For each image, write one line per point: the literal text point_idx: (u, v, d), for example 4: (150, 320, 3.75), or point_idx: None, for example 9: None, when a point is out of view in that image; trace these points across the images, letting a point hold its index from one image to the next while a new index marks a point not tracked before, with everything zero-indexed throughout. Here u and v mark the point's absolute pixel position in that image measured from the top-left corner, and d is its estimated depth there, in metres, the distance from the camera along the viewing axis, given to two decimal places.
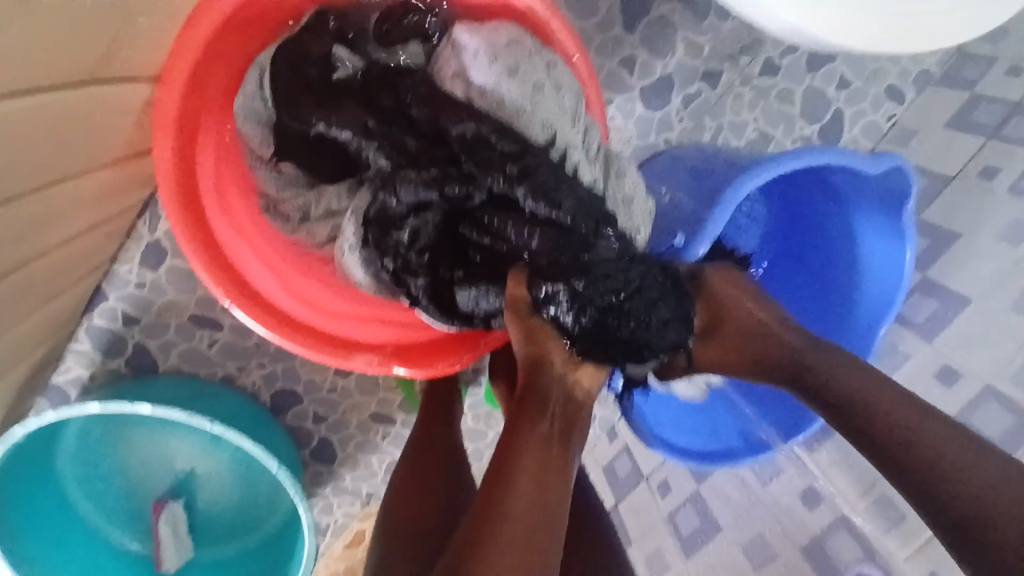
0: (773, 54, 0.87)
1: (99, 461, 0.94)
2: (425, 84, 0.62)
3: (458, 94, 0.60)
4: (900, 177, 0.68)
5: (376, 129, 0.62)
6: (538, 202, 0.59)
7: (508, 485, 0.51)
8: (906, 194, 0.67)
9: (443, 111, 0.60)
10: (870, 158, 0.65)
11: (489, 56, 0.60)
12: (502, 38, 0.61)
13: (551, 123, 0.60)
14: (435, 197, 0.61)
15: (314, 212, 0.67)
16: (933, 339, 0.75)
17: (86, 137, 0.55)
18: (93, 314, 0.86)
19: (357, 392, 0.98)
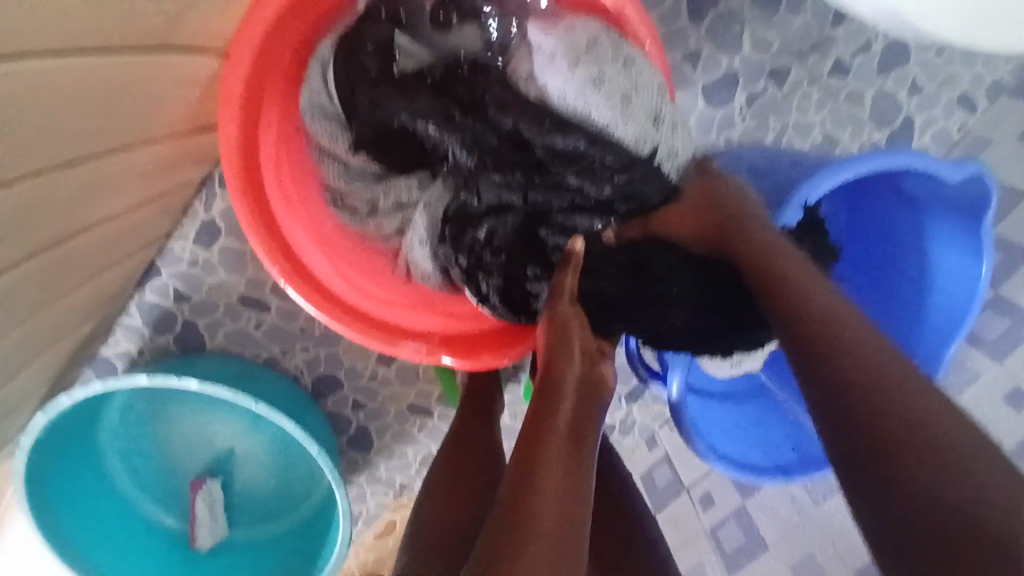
0: (844, 53, 0.83)
1: (140, 435, 0.96)
2: (500, 84, 0.61)
3: (530, 98, 0.59)
4: (978, 185, 0.63)
5: (459, 121, 0.62)
6: (629, 202, 0.62)
7: (537, 478, 0.44)
8: (986, 202, 0.63)
9: (516, 111, 0.59)
10: (950, 163, 0.61)
11: (568, 61, 0.58)
12: (580, 38, 0.59)
13: (642, 130, 0.59)
14: (517, 200, 0.64)
15: (383, 205, 0.71)
16: (1003, 359, 0.71)
17: (148, 102, 0.54)
18: (145, 290, 0.87)
19: (396, 381, 0.97)
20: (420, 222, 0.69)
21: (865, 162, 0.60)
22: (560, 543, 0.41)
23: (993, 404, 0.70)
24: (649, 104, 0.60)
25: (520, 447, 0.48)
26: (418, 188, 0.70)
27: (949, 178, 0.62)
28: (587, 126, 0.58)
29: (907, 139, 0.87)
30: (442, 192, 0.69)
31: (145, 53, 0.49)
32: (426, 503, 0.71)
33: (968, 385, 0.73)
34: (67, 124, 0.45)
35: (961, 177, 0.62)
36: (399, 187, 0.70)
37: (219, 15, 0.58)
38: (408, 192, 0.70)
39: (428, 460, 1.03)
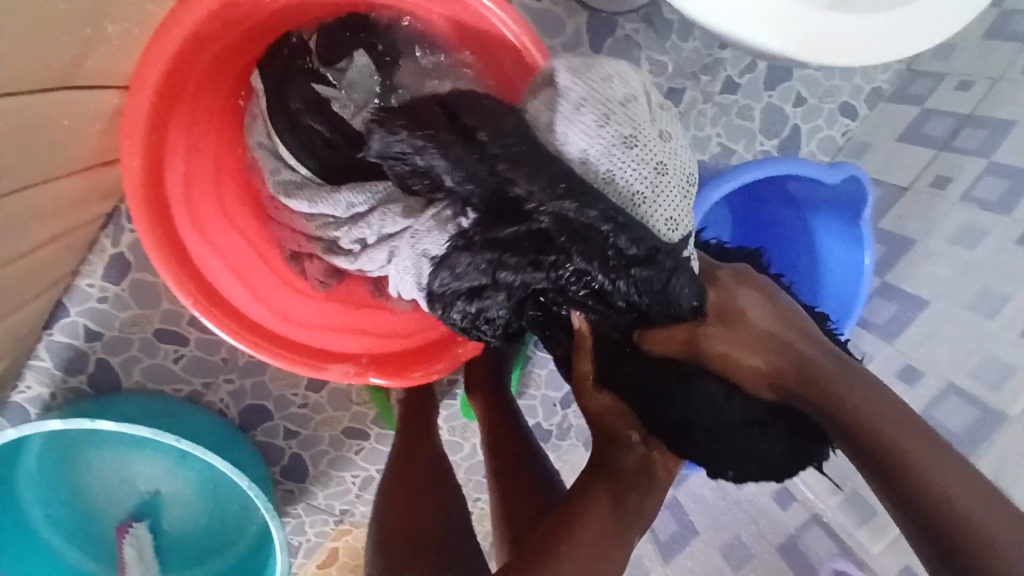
0: (733, 73, 0.89)
1: (58, 485, 0.90)
2: (515, 137, 0.52)
3: (547, 152, 0.52)
4: (855, 185, 0.70)
5: (453, 162, 0.53)
6: (640, 295, 0.51)
7: (571, 529, 0.51)
8: (863, 200, 0.70)
9: (531, 170, 0.51)
10: (826, 167, 0.67)
11: (595, 115, 0.51)
12: (616, 92, 0.52)
13: (669, 219, 0.52)
14: (493, 278, 0.54)
15: (333, 219, 0.68)
16: (893, 339, 0.78)
17: (50, 143, 0.53)
18: (54, 331, 0.83)
19: (328, 407, 0.96)
20: (408, 256, 0.63)
21: (750, 169, 0.66)
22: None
23: (889, 381, 0.76)
24: (680, 172, 0.54)
25: (558, 516, 0.53)
26: (404, 215, 0.62)
27: (828, 180, 0.68)
28: (605, 194, 0.50)
29: (795, 147, 0.94)
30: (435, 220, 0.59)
31: (46, 91, 0.48)
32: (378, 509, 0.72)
33: (864, 365, 0.80)
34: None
35: (839, 178, 0.68)
36: (384, 212, 0.64)
37: (123, 51, 0.57)
38: (392, 220, 0.63)
39: (367, 483, 1.02)
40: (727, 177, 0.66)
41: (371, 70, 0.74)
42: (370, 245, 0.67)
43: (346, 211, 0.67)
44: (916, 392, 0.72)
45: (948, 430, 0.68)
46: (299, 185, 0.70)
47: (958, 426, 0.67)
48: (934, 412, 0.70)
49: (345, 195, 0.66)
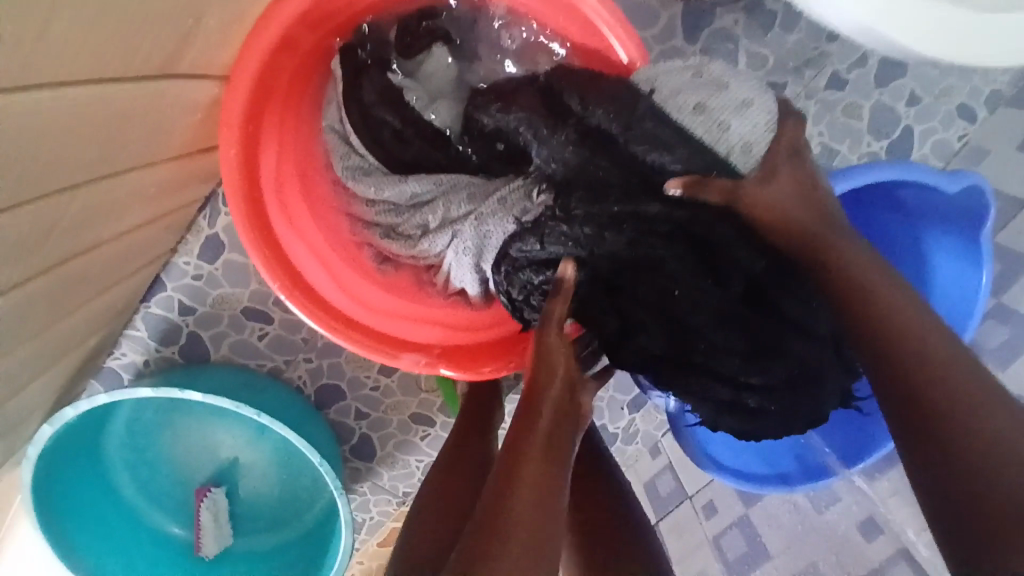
0: (841, 68, 0.83)
1: (147, 445, 0.97)
2: (651, 118, 0.58)
3: (700, 137, 0.56)
4: (978, 200, 0.64)
5: (572, 144, 0.61)
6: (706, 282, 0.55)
7: (511, 488, 0.46)
8: (984, 216, 0.63)
9: (673, 150, 0.56)
10: (946, 175, 0.62)
11: (767, 126, 0.56)
12: (758, 117, 0.56)
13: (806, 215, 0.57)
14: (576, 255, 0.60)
15: (404, 202, 0.72)
16: (1007, 365, 0.69)
17: (150, 130, 0.56)
18: (151, 303, 0.88)
19: (399, 392, 0.98)
20: (470, 237, 0.68)
21: (866, 176, 0.61)
22: (527, 552, 0.43)
23: None
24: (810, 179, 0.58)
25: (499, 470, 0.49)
26: (468, 203, 0.70)
27: (946, 189, 0.62)
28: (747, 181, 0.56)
29: (904, 150, 0.88)
30: (509, 202, 0.67)
31: (145, 80, 0.50)
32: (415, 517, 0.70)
33: None
34: (67, 157, 0.45)
35: (958, 188, 0.63)
36: (449, 199, 0.70)
37: (222, 42, 0.59)
38: (457, 206, 0.70)
39: (431, 469, 1.04)
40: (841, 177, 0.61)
41: (447, 57, 0.74)
42: (433, 229, 0.71)
43: (406, 198, 0.72)
44: None
45: None
46: (368, 172, 0.72)
47: None
48: None
49: (411, 184, 0.71)
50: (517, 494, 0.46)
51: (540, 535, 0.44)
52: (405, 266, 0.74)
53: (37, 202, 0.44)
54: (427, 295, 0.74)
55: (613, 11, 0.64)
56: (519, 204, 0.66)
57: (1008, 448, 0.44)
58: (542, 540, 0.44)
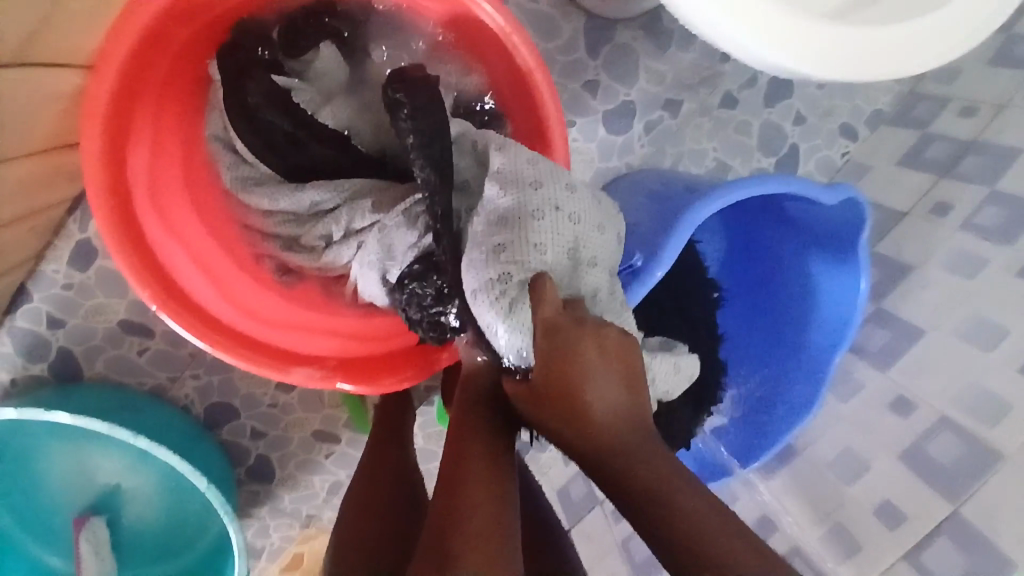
0: (733, 88, 0.87)
1: (15, 473, 0.86)
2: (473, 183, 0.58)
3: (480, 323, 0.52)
4: (854, 211, 0.67)
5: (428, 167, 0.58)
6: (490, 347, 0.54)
7: (461, 495, 0.45)
8: (860, 225, 0.67)
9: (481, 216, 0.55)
10: (824, 189, 0.65)
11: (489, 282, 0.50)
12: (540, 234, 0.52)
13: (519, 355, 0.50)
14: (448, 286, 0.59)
15: (303, 211, 0.67)
16: (887, 368, 0.76)
17: (11, 123, 0.50)
18: (17, 315, 0.79)
19: (299, 409, 0.93)
20: (375, 250, 0.63)
21: (748, 188, 0.63)
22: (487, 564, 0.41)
23: (878, 412, 0.74)
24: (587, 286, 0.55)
25: (443, 478, 0.47)
26: (373, 212, 0.64)
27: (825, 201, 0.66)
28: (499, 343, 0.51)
29: (793, 166, 0.92)
30: (414, 217, 0.61)
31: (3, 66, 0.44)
32: (342, 529, 0.67)
33: (854, 394, 0.78)
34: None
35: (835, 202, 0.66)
36: (353, 208, 0.64)
37: (86, 26, 0.54)
38: (361, 216, 0.64)
39: (337, 488, 0.99)
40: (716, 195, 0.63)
41: (337, 58, 0.71)
42: (337, 240, 0.66)
43: (305, 205, 0.66)
44: (908, 424, 0.70)
45: (937, 465, 0.66)
46: (260, 182, 0.68)
47: (948, 462, 0.65)
48: (925, 447, 0.67)
49: (313, 192, 0.66)
50: (465, 511, 0.44)
51: (497, 540, 0.42)
52: (311, 278, 0.70)
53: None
54: (328, 306, 0.70)
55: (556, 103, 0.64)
56: (422, 219, 0.61)
57: (667, 500, 0.44)
58: (501, 537, 0.43)
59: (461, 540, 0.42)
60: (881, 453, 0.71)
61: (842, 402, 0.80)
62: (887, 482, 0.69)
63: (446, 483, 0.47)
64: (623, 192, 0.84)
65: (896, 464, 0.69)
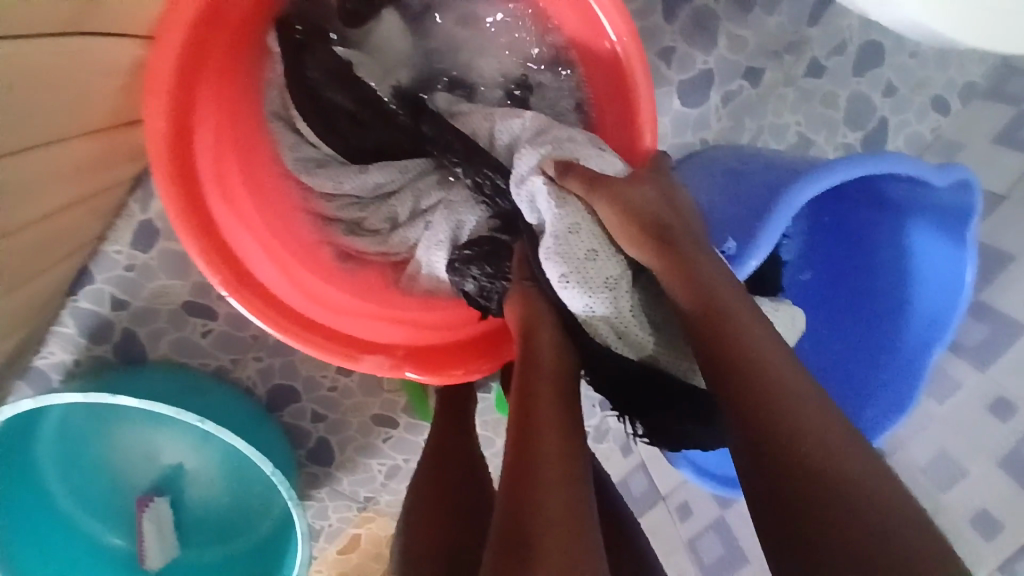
0: (819, 54, 0.81)
1: (82, 453, 0.89)
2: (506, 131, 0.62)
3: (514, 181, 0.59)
4: (964, 194, 0.62)
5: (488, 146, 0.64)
6: None
7: (534, 475, 0.43)
8: (969, 210, 0.62)
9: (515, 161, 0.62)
10: (939, 170, 0.59)
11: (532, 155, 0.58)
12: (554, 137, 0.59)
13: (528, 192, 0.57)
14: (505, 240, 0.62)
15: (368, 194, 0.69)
16: (985, 368, 0.70)
17: (67, 96, 0.48)
18: (79, 296, 0.79)
19: (358, 392, 0.92)
20: (441, 228, 0.65)
21: (851, 167, 0.57)
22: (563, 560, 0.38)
23: (978, 414, 0.68)
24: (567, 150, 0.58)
25: (508, 472, 0.44)
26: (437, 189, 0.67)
27: (936, 184, 0.60)
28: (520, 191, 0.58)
29: (878, 142, 0.86)
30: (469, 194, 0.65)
31: (56, 35, 0.42)
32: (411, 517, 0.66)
33: (949, 395, 0.72)
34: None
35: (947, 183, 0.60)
36: (414, 186, 0.67)
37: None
38: (427, 194, 0.67)
39: (395, 472, 0.98)
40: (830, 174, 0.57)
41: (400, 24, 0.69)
42: (401, 220, 0.68)
43: (370, 187, 0.68)
44: (1010, 429, 0.65)
45: None
46: (323, 163, 0.67)
47: None
48: None
49: (387, 169, 0.67)
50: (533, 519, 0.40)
51: (575, 529, 0.40)
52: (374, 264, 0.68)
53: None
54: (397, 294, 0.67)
55: (647, 85, 0.59)
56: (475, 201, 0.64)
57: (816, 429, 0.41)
58: (578, 531, 0.40)
59: (532, 537, 0.39)
60: (977, 458, 0.67)
61: (937, 403, 0.73)
62: (985, 488, 0.66)
63: (516, 473, 0.44)
64: (695, 173, 0.77)
65: (998, 472, 0.65)
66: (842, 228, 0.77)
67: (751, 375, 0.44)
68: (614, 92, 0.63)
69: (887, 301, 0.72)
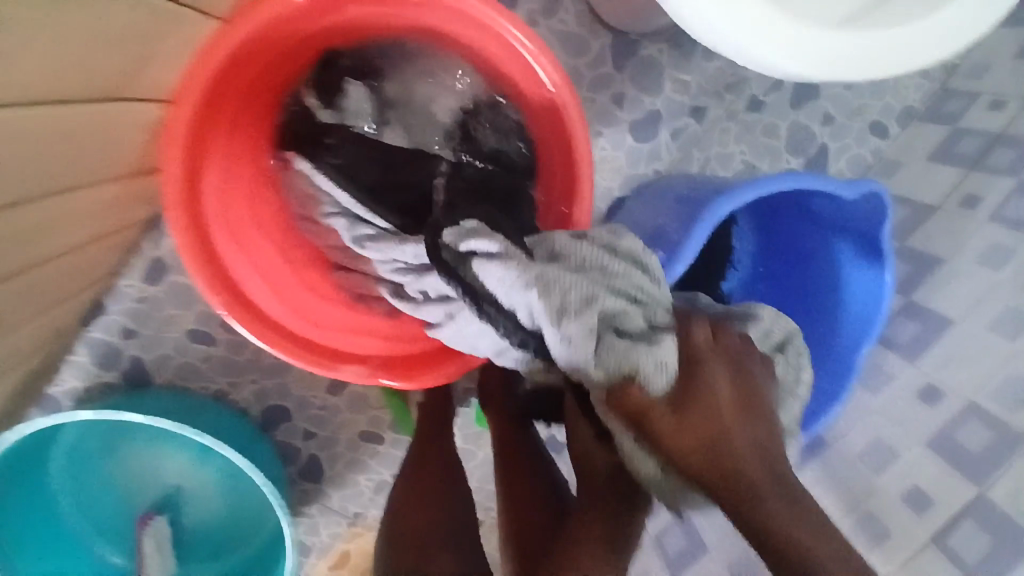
0: (758, 92, 0.91)
1: (89, 473, 0.94)
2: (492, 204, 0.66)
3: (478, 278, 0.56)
4: (875, 203, 0.72)
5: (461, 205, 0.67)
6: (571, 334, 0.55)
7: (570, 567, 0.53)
8: (882, 217, 0.72)
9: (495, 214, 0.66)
10: (846, 183, 0.69)
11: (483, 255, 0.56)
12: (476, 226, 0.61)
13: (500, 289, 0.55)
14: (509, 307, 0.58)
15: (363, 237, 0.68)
16: (915, 359, 0.78)
17: (97, 146, 0.56)
18: (94, 327, 0.86)
19: (348, 410, 0.99)
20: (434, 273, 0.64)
21: (760, 187, 0.69)
22: None
23: (909, 404, 0.76)
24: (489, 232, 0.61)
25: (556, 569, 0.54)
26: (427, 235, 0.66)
27: (847, 195, 0.70)
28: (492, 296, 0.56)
29: (822, 164, 0.95)
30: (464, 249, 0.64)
31: (93, 99, 0.51)
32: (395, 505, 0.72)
33: (883, 386, 0.81)
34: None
35: (856, 195, 0.70)
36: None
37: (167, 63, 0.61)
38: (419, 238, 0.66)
39: (382, 487, 1.04)
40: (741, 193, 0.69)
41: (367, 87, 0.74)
42: (432, 297, 0.63)
43: (409, 263, 0.65)
44: (937, 412, 0.73)
45: (966, 452, 0.69)
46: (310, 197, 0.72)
47: (975, 448, 0.68)
48: (954, 433, 0.70)
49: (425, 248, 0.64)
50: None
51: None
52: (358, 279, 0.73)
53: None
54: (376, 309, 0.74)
55: (586, 135, 0.68)
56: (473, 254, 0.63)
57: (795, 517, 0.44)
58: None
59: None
60: (912, 442, 0.74)
61: (872, 394, 0.82)
62: (917, 471, 0.72)
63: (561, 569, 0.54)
64: (653, 195, 0.87)
65: (925, 454, 0.72)
66: (788, 241, 0.87)
67: (733, 471, 0.46)
68: (551, 138, 0.71)
69: (823, 305, 0.81)
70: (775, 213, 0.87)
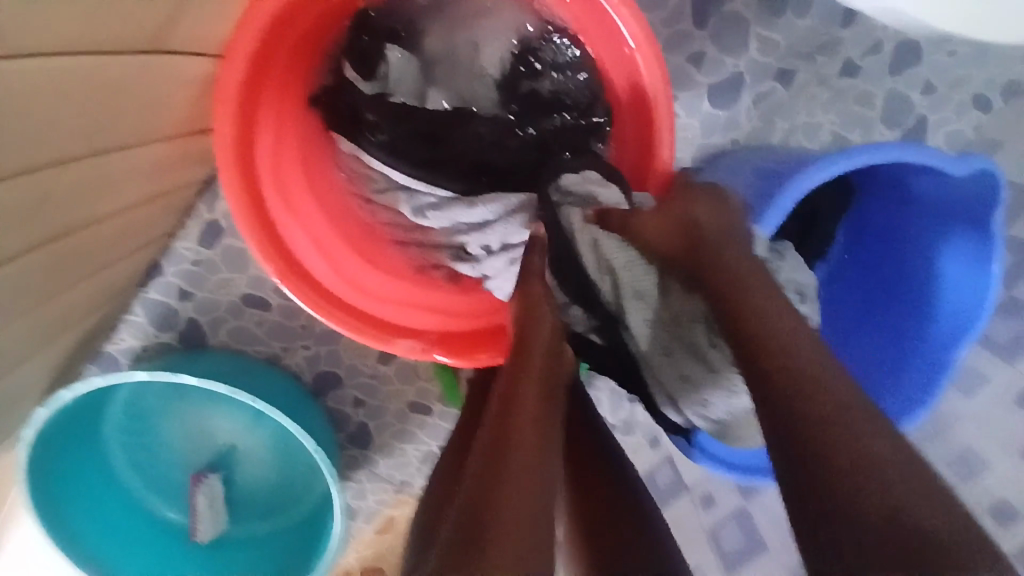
0: (854, 55, 0.82)
1: (145, 429, 0.98)
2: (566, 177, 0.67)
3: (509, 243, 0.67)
4: (989, 182, 0.64)
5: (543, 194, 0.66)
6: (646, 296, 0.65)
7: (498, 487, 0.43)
8: (995, 199, 0.65)
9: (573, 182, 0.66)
10: (954, 158, 0.62)
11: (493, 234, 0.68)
12: (483, 210, 0.67)
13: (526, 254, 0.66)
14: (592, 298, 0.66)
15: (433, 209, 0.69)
16: (1015, 361, 0.73)
17: (144, 104, 0.54)
18: (149, 287, 0.87)
19: (397, 380, 0.98)
20: (500, 242, 0.68)
21: (869, 155, 0.62)
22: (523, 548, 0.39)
23: None
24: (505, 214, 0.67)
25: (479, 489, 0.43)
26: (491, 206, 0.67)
27: (955, 172, 0.63)
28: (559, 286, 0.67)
29: (918, 139, 0.87)
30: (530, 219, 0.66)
31: (135, 54, 0.48)
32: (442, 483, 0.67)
33: (977, 389, 0.75)
34: (47, 130, 0.42)
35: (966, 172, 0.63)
36: (509, 223, 0.67)
37: (210, 16, 0.57)
38: (481, 212, 0.67)
39: (429, 459, 1.03)
40: (845, 157, 0.62)
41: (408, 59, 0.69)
42: (493, 251, 0.69)
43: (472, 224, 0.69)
44: None
45: None
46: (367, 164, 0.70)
47: None
48: None
49: (491, 210, 0.67)
50: (504, 495, 0.42)
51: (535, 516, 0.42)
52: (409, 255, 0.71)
53: (21, 175, 0.42)
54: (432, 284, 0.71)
55: (669, 103, 0.63)
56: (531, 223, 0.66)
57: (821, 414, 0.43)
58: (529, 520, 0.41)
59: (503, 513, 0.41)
60: None
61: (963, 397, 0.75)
62: None
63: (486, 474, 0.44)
64: (727, 166, 0.80)
65: None
66: (873, 222, 0.79)
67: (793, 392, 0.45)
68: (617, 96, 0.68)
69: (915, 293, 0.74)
70: (858, 196, 0.81)
